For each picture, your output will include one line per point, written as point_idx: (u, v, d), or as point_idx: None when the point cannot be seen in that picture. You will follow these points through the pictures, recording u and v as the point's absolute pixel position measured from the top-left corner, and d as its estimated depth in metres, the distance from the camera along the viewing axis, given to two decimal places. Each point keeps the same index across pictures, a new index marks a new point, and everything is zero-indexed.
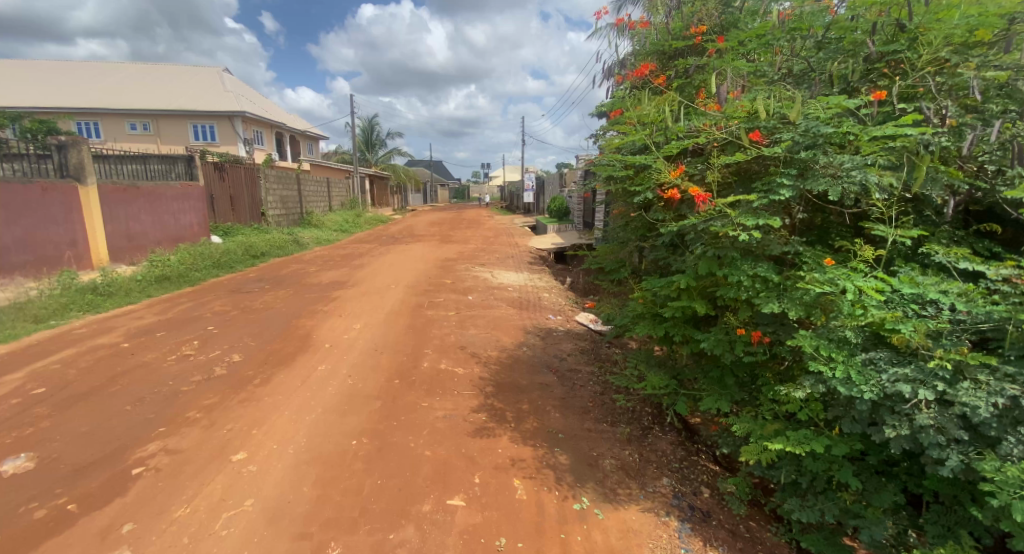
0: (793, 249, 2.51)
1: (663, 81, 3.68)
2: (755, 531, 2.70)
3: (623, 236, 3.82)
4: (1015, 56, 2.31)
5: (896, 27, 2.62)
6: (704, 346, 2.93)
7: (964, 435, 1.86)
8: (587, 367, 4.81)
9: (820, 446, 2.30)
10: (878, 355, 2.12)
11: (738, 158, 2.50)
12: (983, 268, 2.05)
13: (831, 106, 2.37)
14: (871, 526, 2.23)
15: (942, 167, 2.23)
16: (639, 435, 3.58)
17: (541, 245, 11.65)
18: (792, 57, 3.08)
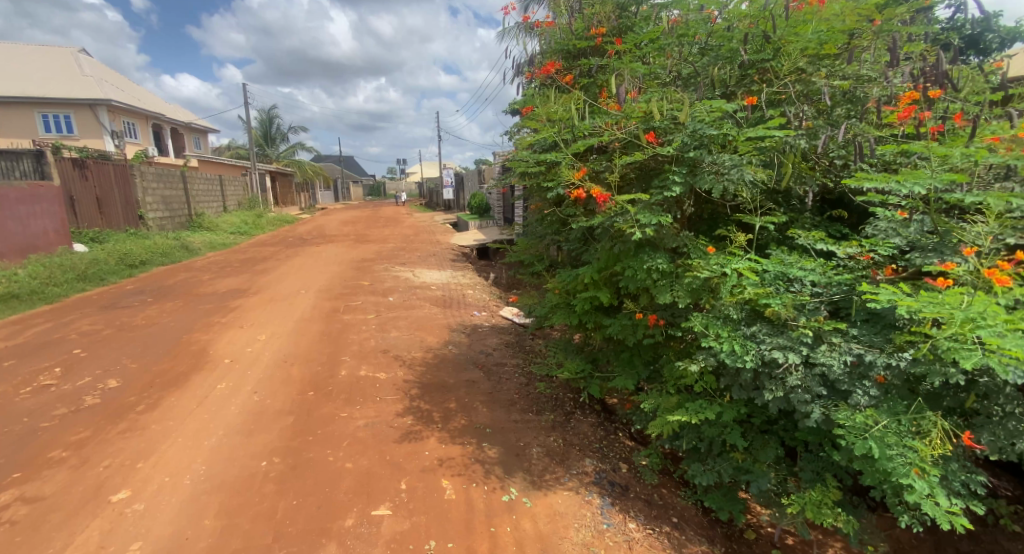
0: (684, 239, 2.73)
1: (570, 80, 3.82)
2: (667, 497, 2.95)
3: (540, 230, 3.93)
4: (855, 67, 2.72)
5: (763, 39, 2.87)
6: (612, 332, 3.13)
7: (824, 391, 2.15)
8: (513, 360, 4.88)
9: (713, 412, 2.55)
10: (757, 329, 2.37)
11: (637, 157, 2.66)
12: (835, 248, 2.38)
13: (713, 109, 2.59)
14: (758, 479, 2.53)
15: (802, 165, 2.57)
16: (563, 421, 3.71)
17: (464, 241, 11.57)
18: (682, 60, 3.31)
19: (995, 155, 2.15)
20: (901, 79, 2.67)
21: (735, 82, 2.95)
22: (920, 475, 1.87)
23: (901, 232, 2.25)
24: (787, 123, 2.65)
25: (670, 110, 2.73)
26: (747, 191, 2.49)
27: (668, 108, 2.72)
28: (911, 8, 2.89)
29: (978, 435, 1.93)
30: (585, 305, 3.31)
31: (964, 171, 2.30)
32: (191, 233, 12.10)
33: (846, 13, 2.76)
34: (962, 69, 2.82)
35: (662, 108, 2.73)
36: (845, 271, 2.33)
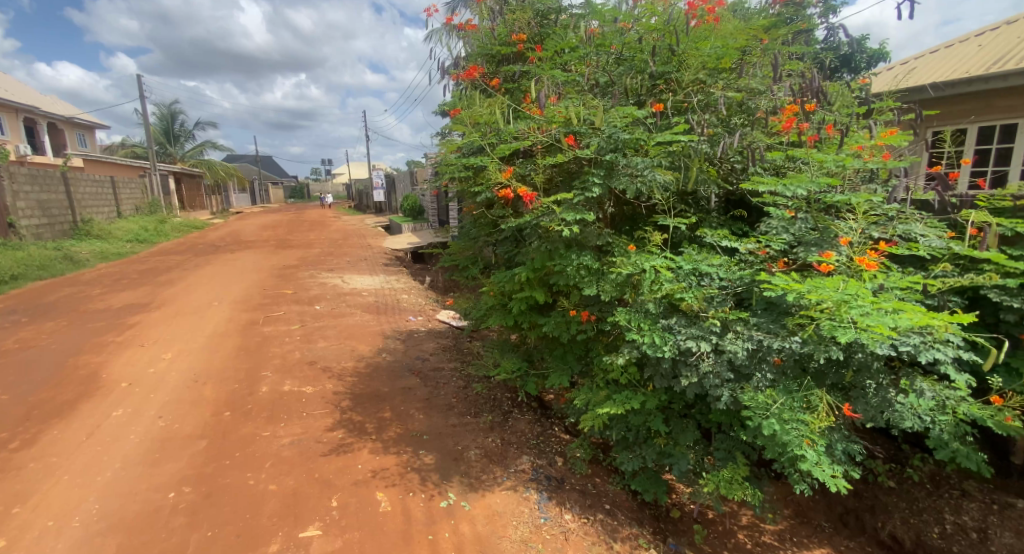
0: (607, 238, 2.87)
1: (496, 85, 3.87)
2: (600, 486, 3.07)
3: (472, 233, 3.93)
4: (747, 80, 3.01)
5: (669, 51, 3.10)
6: (545, 330, 3.21)
7: (731, 375, 2.35)
8: (450, 364, 4.82)
9: (638, 401, 2.70)
10: (673, 321, 2.54)
11: (559, 159, 2.75)
12: (738, 244, 2.62)
13: (625, 115, 2.75)
14: (679, 461, 2.71)
15: (707, 167, 2.81)
16: (501, 421, 3.73)
17: (396, 245, 11.27)
18: (597, 69, 3.41)
19: (858, 161, 2.53)
20: (783, 92, 2.97)
21: (645, 91, 3.13)
22: (809, 446, 2.10)
23: (789, 228, 2.51)
24: (690, 129, 2.89)
25: (588, 114, 2.83)
26: (659, 192, 2.68)
27: (586, 113, 2.83)
28: (789, 30, 3.25)
29: (854, 406, 2.21)
30: (519, 304, 3.37)
31: (837, 176, 2.64)
32: (78, 242, 10.74)
33: (737, 32, 3.04)
34: (833, 86, 3.21)
35: (579, 112, 2.83)
36: (746, 266, 2.56)
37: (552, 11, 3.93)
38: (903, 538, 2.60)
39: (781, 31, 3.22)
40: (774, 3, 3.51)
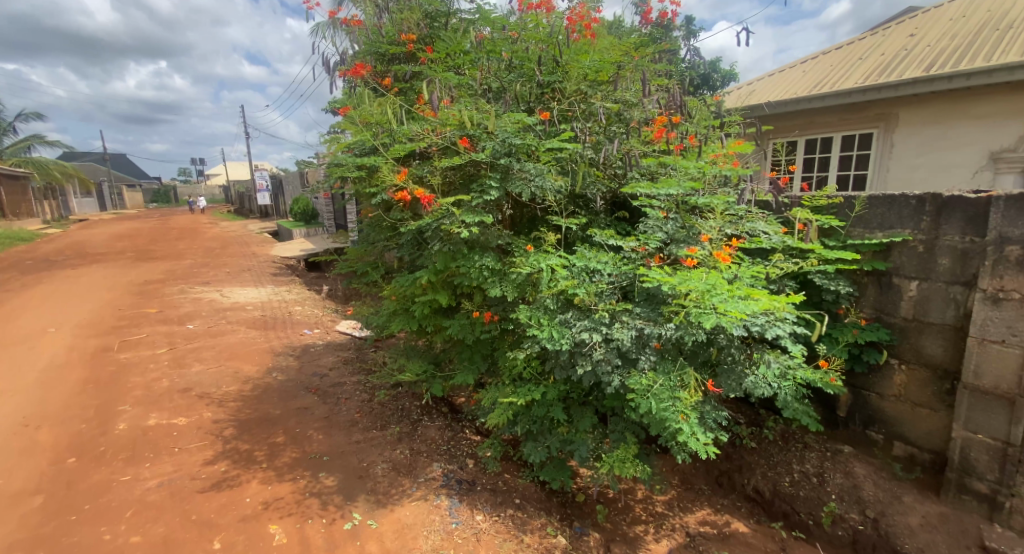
0: (505, 239, 2.94)
1: (390, 86, 3.83)
2: (509, 482, 3.13)
3: (370, 237, 3.76)
4: (623, 93, 3.28)
5: (554, 61, 3.24)
6: (450, 332, 3.21)
7: (619, 362, 2.55)
8: (352, 377, 4.57)
9: (540, 393, 2.81)
10: (569, 315, 2.68)
11: (455, 162, 2.74)
12: (623, 242, 2.84)
13: (516, 121, 2.84)
14: (579, 447, 2.87)
15: (592, 172, 3.03)
16: (409, 431, 3.63)
17: (286, 253, 10.41)
18: (487, 73, 3.45)
19: (714, 168, 2.92)
20: (652, 104, 3.29)
21: (534, 98, 3.26)
22: (685, 419, 2.34)
23: (663, 228, 2.80)
24: (575, 136, 3.08)
25: (481, 119, 2.87)
26: (550, 195, 2.83)
27: (479, 117, 2.86)
28: (652, 49, 3.61)
29: (720, 379, 2.52)
30: (422, 307, 3.32)
31: (700, 180, 3.01)
32: None
33: (611, 48, 3.31)
34: (693, 101, 3.63)
35: (473, 115, 2.84)
36: (629, 262, 2.80)
37: (441, 14, 3.92)
38: (764, 490, 2.94)
39: (649, 49, 3.57)
40: (644, 23, 3.87)
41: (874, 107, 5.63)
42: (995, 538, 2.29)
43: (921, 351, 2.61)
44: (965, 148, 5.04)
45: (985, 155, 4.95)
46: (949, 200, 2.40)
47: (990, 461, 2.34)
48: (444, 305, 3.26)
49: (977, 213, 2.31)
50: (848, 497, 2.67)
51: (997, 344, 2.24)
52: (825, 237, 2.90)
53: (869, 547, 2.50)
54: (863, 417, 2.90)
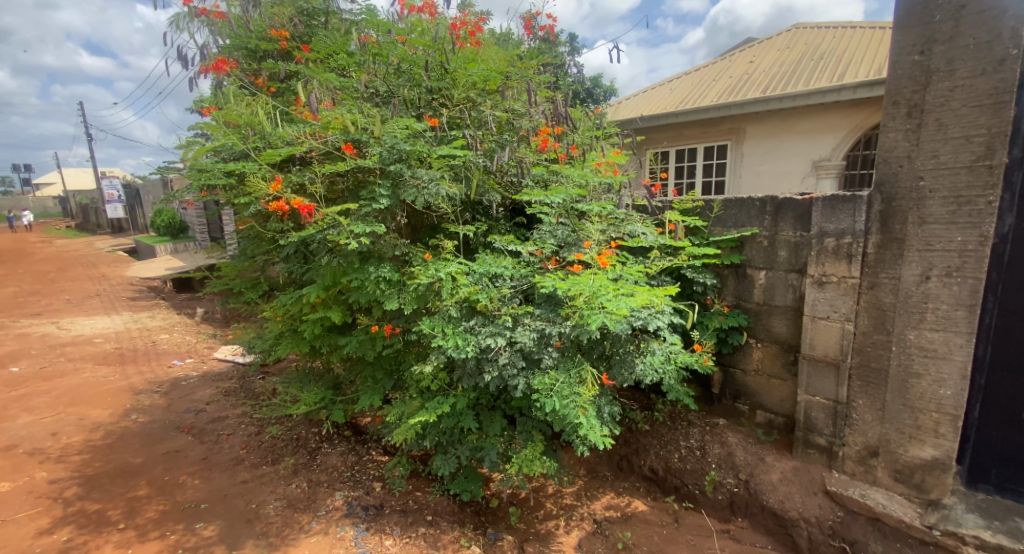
0: (403, 249, 2.86)
1: (265, 86, 3.57)
2: (420, 499, 3.04)
3: (247, 252, 3.42)
4: (510, 102, 3.37)
5: (441, 68, 3.19)
6: (348, 350, 3.03)
7: (523, 364, 2.60)
8: (235, 409, 4.11)
9: (449, 404, 2.77)
10: (474, 322, 2.68)
11: (339, 168, 2.62)
12: (521, 248, 2.93)
13: (405, 127, 2.77)
14: (489, 452, 2.88)
15: (487, 180, 3.11)
16: (307, 462, 3.36)
17: (147, 273, 9.08)
18: (373, 77, 3.27)
19: (597, 176, 3.14)
20: (539, 115, 3.45)
21: (423, 104, 3.20)
22: (583, 413, 2.47)
23: (556, 234, 2.95)
24: (467, 144, 3.10)
25: (365, 123, 2.76)
26: (443, 203, 2.78)
27: (364, 122, 2.76)
28: (538, 61, 3.67)
29: (614, 371, 2.70)
30: (314, 327, 3.09)
31: (586, 188, 3.22)
32: None
33: (497, 58, 3.28)
34: (577, 113, 3.85)
35: (356, 118, 2.72)
36: (528, 266, 2.89)
37: (319, 12, 3.74)
38: (658, 469, 3.18)
39: (534, 60, 3.71)
40: (529, 36, 4.02)
41: (727, 120, 6.46)
42: (834, 482, 2.64)
43: (771, 330, 3.00)
44: (795, 158, 6.05)
45: (809, 164, 5.95)
46: (783, 200, 2.81)
47: (826, 418, 2.70)
48: (339, 322, 3.07)
49: (804, 211, 2.72)
50: (725, 464, 2.98)
51: (824, 319, 2.65)
52: (693, 235, 3.26)
53: (742, 506, 2.84)
54: (732, 391, 3.24)
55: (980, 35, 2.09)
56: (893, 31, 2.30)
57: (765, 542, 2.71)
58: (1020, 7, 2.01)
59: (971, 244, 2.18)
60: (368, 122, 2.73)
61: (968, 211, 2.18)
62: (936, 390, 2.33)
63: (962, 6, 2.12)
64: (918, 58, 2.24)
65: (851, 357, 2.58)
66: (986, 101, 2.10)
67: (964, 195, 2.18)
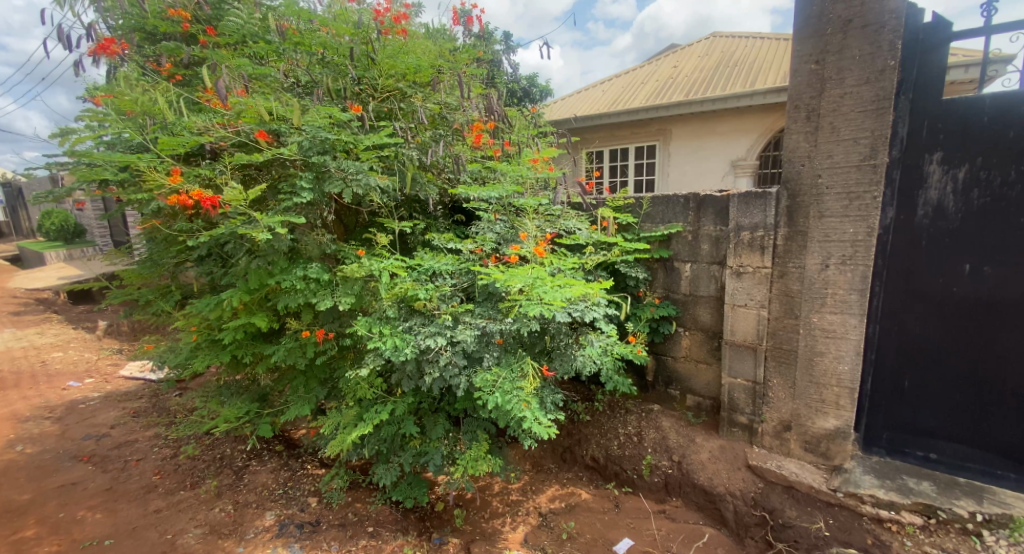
0: (330, 247, 2.78)
1: (167, 73, 3.24)
2: (361, 511, 2.93)
3: (152, 256, 3.12)
4: (441, 95, 3.27)
5: (367, 58, 3.06)
6: (276, 358, 2.85)
7: (464, 362, 2.58)
8: (146, 431, 3.73)
9: (388, 411, 2.69)
10: (413, 323, 2.62)
11: (254, 158, 2.46)
12: (461, 245, 2.92)
13: (327, 114, 2.61)
14: (432, 455, 2.83)
15: (424, 175, 3.05)
16: (232, 482, 3.13)
17: (33, 285, 8.02)
18: (294, 67, 3.06)
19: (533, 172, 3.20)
20: (472, 109, 3.43)
21: (350, 95, 3.04)
22: (527, 407, 2.45)
23: (494, 229, 2.99)
24: (398, 137, 3.02)
25: (282, 110, 2.61)
26: (375, 195, 2.72)
27: (281, 111, 2.60)
28: (471, 55, 3.55)
29: (555, 363, 2.76)
30: (235, 335, 2.85)
31: (523, 183, 3.25)
32: None
33: (427, 49, 3.14)
34: (512, 111, 3.86)
35: (272, 105, 2.54)
36: (468, 263, 2.87)
37: None
38: (599, 457, 3.28)
39: (465, 51, 3.65)
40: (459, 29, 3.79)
41: (654, 122, 6.78)
42: (755, 457, 2.85)
43: (697, 318, 3.18)
44: (715, 158, 6.48)
45: (728, 163, 6.40)
46: (704, 197, 3.00)
47: (746, 398, 2.92)
48: (265, 329, 2.86)
49: (723, 206, 2.91)
50: (659, 448, 3.13)
51: (742, 307, 2.86)
52: (625, 231, 3.39)
53: (676, 486, 2.99)
54: (664, 378, 3.40)
55: (864, 48, 2.33)
56: (793, 41, 2.51)
57: (697, 518, 2.87)
58: (896, 22, 2.26)
59: (862, 235, 2.44)
60: (286, 111, 2.60)
61: (858, 205, 2.43)
62: (836, 366, 2.59)
63: (848, 21, 2.36)
64: (814, 67, 2.47)
65: (766, 340, 2.80)
66: (870, 107, 2.35)
67: (855, 190, 2.43)
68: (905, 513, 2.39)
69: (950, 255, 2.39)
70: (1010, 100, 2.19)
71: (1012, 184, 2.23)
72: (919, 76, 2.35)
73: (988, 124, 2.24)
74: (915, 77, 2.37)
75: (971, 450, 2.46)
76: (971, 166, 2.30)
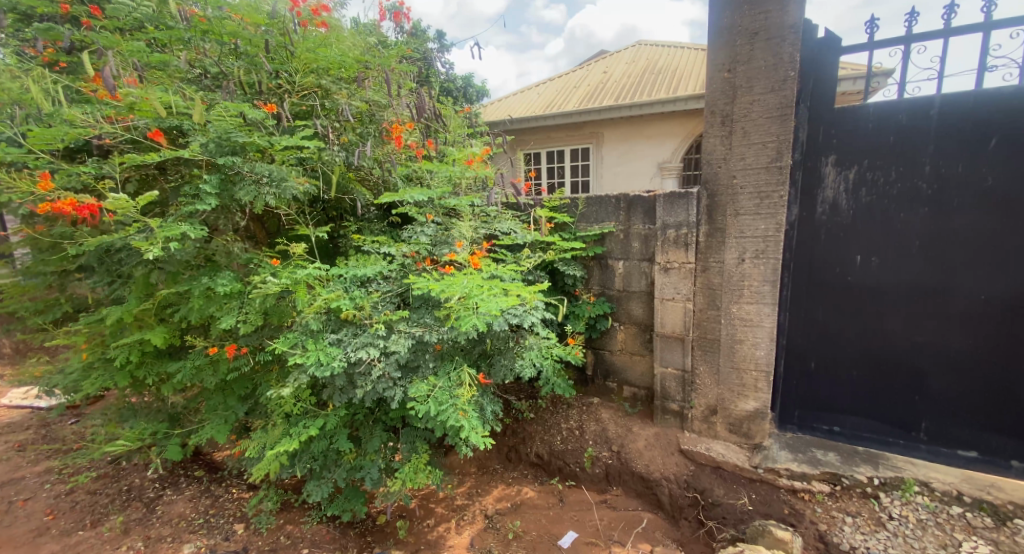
0: (242, 254, 2.67)
1: (44, 59, 2.85)
2: (294, 532, 2.78)
3: (35, 266, 2.76)
4: (366, 92, 3.13)
5: (285, 51, 2.88)
6: (179, 377, 2.66)
7: (399, 374, 2.52)
8: (34, 467, 3.29)
9: (318, 426, 2.57)
10: (342, 334, 2.52)
11: (148, 158, 2.28)
12: (394, 249, 2.84)
13: (235, 111, 2.44)
14: (369, 470, 2.74)
15: (348, 177, 2.98)
16: (142, 515, 2.84)
17: None
18: (199, 56, 2.79)
19: (464, 170, 3.14)
20: (403, 108, 3.35)
21: (266, 90, 2.85)
22: (464, 416, 2.42)
23: (425, 233, 2.95)
24: (320, 136, 2.89)
25: (184, 106, 2.43)
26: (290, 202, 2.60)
27: (182, 106, 2.42)
28: (399, 52, 3.44)
29: (494, 368, 2.77)
30: (128, 354, 2.61)
31: (458, 182, 3.22)
32: None
33: (353, 44, 3.00)
34: (446, 110, 3.80)
35: (170, 100, 2.35)
36: (402, 268, 2.81)
37: None
38: (543, 454, 3.33)
39: (392, 47, 3.53)
40: (392, 26, 3.68)
41: (587, 125, 6.99)
42: (686, 441, 3.02)
43: (631, 313, 3.30)
44: (644, 160, 6.80)
45: (655, 165, 6.74)
46: (633, 198, 3.13)
47: (677, 386, 3.08)
48: (164, 345, 2.65)
49: (650, 206, 3.05)
50: (600, 439, 3.22)
51: (670, 300, 3.01)
52: (562, 230, 3.46)
53: (616, 475, 3.09)
54: (602, 371, 3.51)
55: (769, 59, 2.54)
56: (707, 50, 2.69)
57: (636, 504, 2.98)
58: (794, 37, 2.49)
59: (772, 231, 2.65)
60: (188, 107, 2.42)
61: (768, 203, 2.64)
62: (754, 352, 2.80)
63: (754, 33, 2.55)
64: (726, 75, 2.65)
65: (692, 331, 2.97)
66: (776, 113, 2.57)
67: (765, 190, 2.64)
68: (815, 482, 2.62)
69: (845, 248, 2.66)
70: (890, 108, 2.48)
71: (892, 183, 2.52)
72: (814, 88, 2.60)
73: (873, 129, 2.52)
74: (811, 87, 2.61)
75: (868, 421, 2.76)
76: (859, 168, 2.58)
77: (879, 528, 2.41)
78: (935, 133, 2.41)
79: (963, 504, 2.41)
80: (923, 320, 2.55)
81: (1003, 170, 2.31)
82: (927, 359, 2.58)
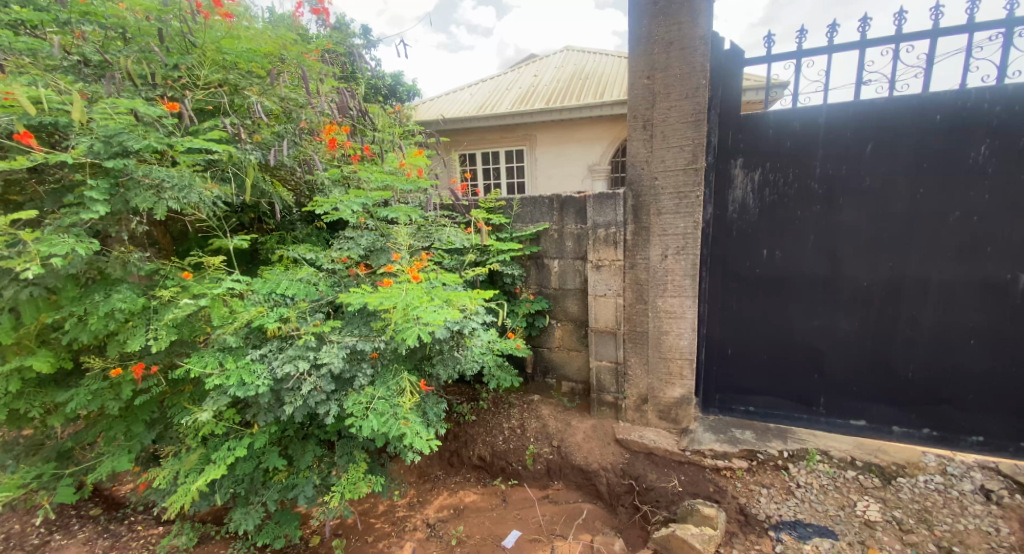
0: (136, 267, 2.39)
1: None
2: None
3: None
4: (282, 88, 2.95)
5: (186, 42, 2.65)
6: (71, 408, 2.37)
7: (334, 387, 2.42)
8: None
9: (245, 449, 2.41)
10: (267, 349, 2.40)
11: (14, 164, 2.02)
12: (320, 257, 2.72)
13: (124, 107, 2.25)
14: (303, 487, 2.61)
15: (266, 180, 2.82)
16: None
17: None
18: (77, 40, 2.47)
19: (398, 179, 3.02)
20: (323, 106, 3.16)
21: (162, 83, 2.60)
22: (407, 424, 2.38)
23: (359, 242, 2.81)
24: (229, 135, 2.67)
25: (60, 101, 2.18)
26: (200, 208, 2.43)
27: (55, 101, 2.17)
28: (318, 47, 3.26)
29: (438, 370, 2.74)
30: (6, 386, 2.27)
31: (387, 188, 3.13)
32: None
33: (264, 35, 2.82)
34: (372, 107, 3.68)
35: (40, 95, 2.09)
36: (332, 277, 2.71)
37: None
38: (486, 455, 3.31)
39: (309, 41, 3.35)
40: (316, 21, 3.57)
41: (521, 128, 7.09)
42: (621, 431, 3.16)
43: (566, 310, 3.38)
44: (575, 163, 7.03)
45: (586, 167, 6.99)
46: (565, 199, 3.20)
47: (611, 378, 3.23)
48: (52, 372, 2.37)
49: (581, 206, 3.13)
50: (540, 436, 3.28)
51: (603, 297, 3.14)
52: (499, 231, 3.49)
53: (556, 470, 3.15)
54: (542, 367, 3.57)
55: (683, 67, 2.72)
56: (630, 57, 2.82)
57: (576, 496, 3.05)
58: (704, 48, 2.68)
59: (691, 229, 2.84)
60: (64, 102, 2.18)
61: (687, 203, 2.83)
62: (679, 342, 2.98)
63: (670, 43, 2.71)
64: (647, 81, 2.79)
65: (623, 325, 3.12)
66: (690, 118, 2.75)
67: (684, 190, 2.82)
68: (735, 459, 2.84)
69: (753, 243, 2.92)
70: (786, 117, 2.73)
71: (790, 183, 2.80)
72: (723, 97, 2.82)
73: (773, 135, 2.78)
74: (720, 96, 2.83)
75: (777, 399, 3.04)
76: (763, 170, 2.83)
77: (789, 496, 2.63)
78: (824, 139, 2.69)
79: (856, 468, 2.70)
80: (820, 306, 2.85)
81: (878, 173, 2.63)
82: (823, 339, 2.89)
